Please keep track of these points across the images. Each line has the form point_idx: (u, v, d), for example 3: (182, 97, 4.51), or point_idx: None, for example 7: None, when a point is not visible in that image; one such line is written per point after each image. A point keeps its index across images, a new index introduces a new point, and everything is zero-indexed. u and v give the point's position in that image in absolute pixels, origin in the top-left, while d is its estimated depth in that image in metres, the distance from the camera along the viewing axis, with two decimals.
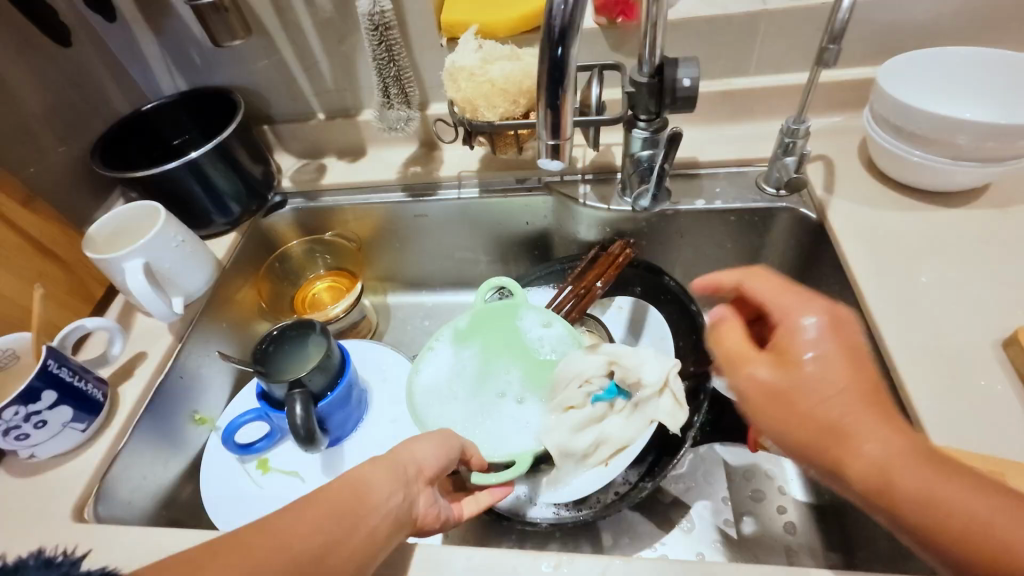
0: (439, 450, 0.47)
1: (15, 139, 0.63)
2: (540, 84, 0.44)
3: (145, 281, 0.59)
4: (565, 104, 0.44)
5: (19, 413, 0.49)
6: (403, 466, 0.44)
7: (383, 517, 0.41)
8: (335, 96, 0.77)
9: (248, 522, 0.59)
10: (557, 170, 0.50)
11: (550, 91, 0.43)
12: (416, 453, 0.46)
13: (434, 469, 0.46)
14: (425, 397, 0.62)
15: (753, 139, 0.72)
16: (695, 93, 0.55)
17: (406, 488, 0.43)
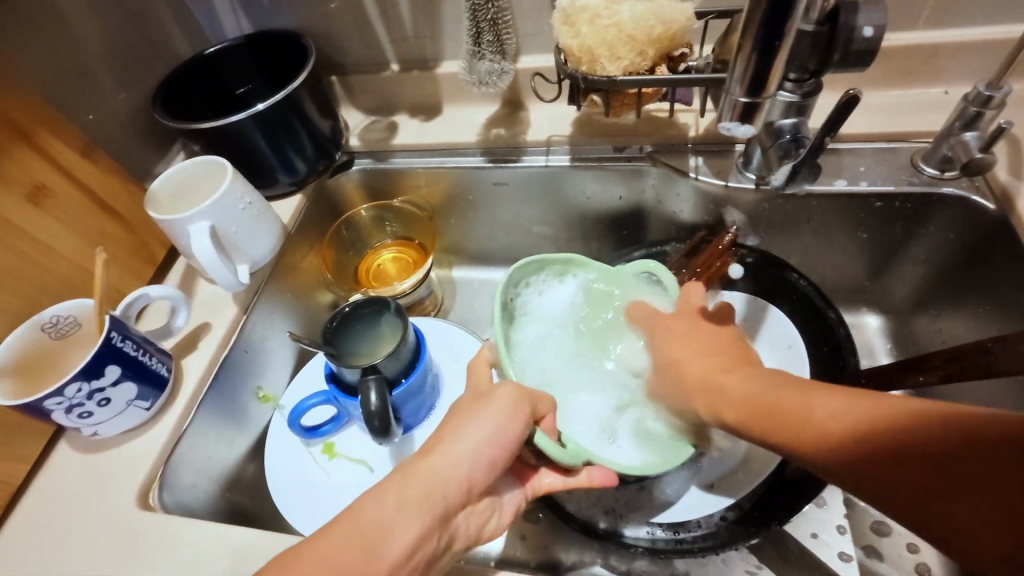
0: (486, 451, 0.37)
1: (74, 81, 0.57)
2: (747, 27, 0.40)
3: (210, 247, 0.53)
4: (782, 52, 0.41)
5: (82, 390, 0.44)
6: (439, 493, 0.34)
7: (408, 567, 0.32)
8: (412, 45, 0.68)
9: (312, 511, 0.54)
10: (741, 137, 0.48)
11: (764, 33, 0.40)
12: (456, 463, 0.36)
13: (484, 482, 0.37)
14: (533, 326, 0.54)
15: (909, 109, 0.60)
16: (876, 47, 0.43)
17: (445, 523, 0.34)
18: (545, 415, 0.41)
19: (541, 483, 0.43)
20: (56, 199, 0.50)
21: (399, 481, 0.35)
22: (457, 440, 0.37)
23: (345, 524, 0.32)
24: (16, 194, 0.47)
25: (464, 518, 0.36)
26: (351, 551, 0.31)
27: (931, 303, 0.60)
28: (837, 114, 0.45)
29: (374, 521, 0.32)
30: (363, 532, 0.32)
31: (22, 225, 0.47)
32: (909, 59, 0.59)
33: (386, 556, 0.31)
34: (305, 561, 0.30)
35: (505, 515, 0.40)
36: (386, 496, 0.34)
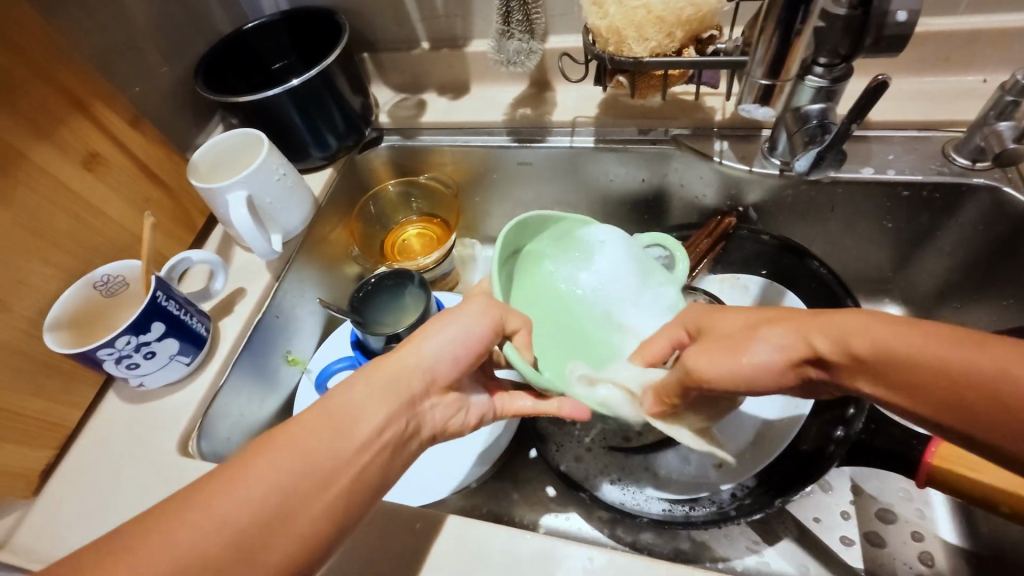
0: (456, 346, 0.40)
1: (124, 55, 0.60)
2: (772, 9, 0.40)
3: (247, 215, 0.56)
4: (802, 35, 0.41)
5: (131, 342, 0.48)
6: (405, 383, 0.37)
7: (376, 444, 0.35)
8: (442, 23, 0.70)
9: None
10: (761, 118, 0.48)
11: (786, 13, 0.40)
12: (426, 354, 0.39)
13: (450, 376, 0.40)
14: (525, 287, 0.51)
15: (944, 97, 0.59)
16: (908, 33, 0.43)
17: (412, 408, 0.37)
18: (519, 329, 0.43)
19: (512, 404, 0.45)
20: (108, 166, 0.53)
21: (370, 371, 0.38)
22: (426, 338, 0.40)
23: (318, 407, 0.35)
24: (72, 160, 0.50)
25: (431, 407, 0.39)
26: (322, 431, 0.33)
27: (955, 295, 0.60)
28: (866, 99, 0.45)
29: (344, 404, 0.35)
30: (333, 412, 0.35)
31: (77, 189, 0.51)
32: (946, 45, 0.58)
33: (355, 436, 0.34)
34: (283, 436, 0.33)
35: (473, 418, 0.42)
36: (354, 386, 0.36)
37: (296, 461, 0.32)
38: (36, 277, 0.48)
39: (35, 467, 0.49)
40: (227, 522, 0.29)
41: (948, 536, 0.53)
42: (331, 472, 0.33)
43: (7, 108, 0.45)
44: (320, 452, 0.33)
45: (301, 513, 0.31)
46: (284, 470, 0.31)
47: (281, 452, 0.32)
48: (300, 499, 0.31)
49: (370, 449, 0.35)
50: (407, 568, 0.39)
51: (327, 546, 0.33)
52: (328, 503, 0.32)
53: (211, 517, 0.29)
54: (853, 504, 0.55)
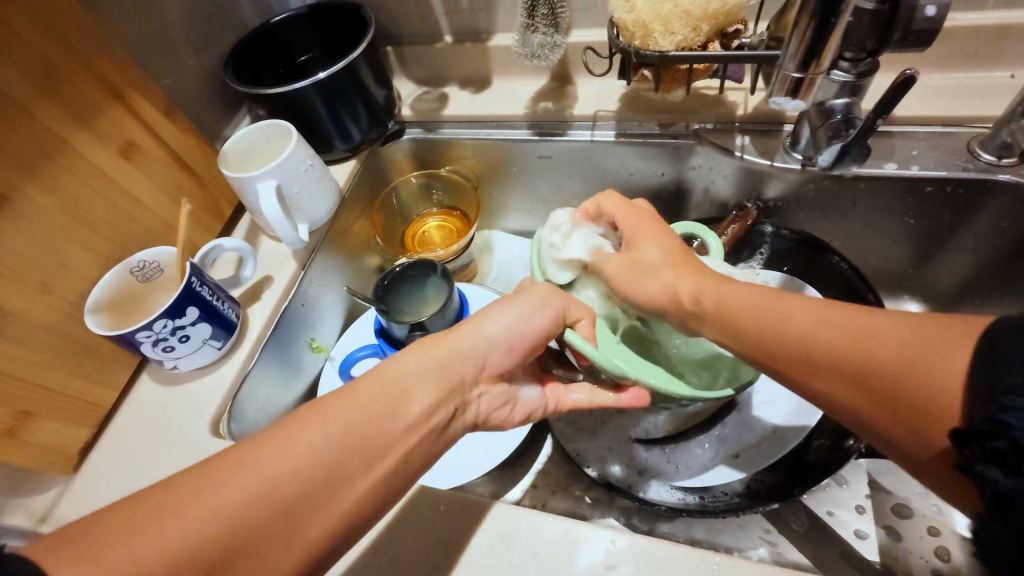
0: (515, 333, 0.41)
1: (157, 46, 0.61)
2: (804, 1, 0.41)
3: (277, 204, 0.57)
4: (837, 30, 0.41)
5: (167, 326, 0.50)
6: (457, 368, 0.39)
7: (419, 430, 0.37)
8: (465, 17, 0.70)
9: None
10: (792, 110, 0.48)
11: (821, 10, 0.40)
12: (483, 338, 0.40)
13: (499, 365, 0.41)
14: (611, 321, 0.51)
15: (970, 93, 0.59)
16: (938, 26, 0.43)
17: (460, 394, 0.39)
18: (581, 318, 0.44)
19: (566, 397, 0.46)
20: (144, 154, 0.55)
21: (421, 351, 0.39)
22: (486, 321, 0.41)
23: (371, 381, 0.36)
24: (111, 148, 0.52)
25: (478, 395, 0.41)
26: (374, 406, 0.35)
27: (976, 292, 0.60)
28: (892, 94, 0.45)
29: (397, 382, 0.37)
30: (387, 390, 0.36)
31: (116, 176, 0.52)
32: (973, 41, 0.57)
33: (405, 415, 0.36)
34: (335, 408, 0.34)
35: (522, 408, 0.44)
36: (407, 362, 0.38)
37: (352, 430, 0.34)
38: (76, 261, 0.50)
39: (74, 445, 0.51)
40: (276, 490, 0.31)
41: (965, 531, 0.54)
42: (381, 449, 0.34)
43: (52, 98, 0.47)
44: (372, 427, 0.35)
45: (348, 484, 0.33)
46: (336, 444, 0.33)
47: (332, 427, 0.33)
48: (348, 472, 0.33)
49: (419, 429, 0.37)
50: (433, 547, 0.40)
51: (364, 520, 0.34)
52: (374, 477, 0.34)
53: (250, 478, 0.30)
54: (869, 499, 0.55)
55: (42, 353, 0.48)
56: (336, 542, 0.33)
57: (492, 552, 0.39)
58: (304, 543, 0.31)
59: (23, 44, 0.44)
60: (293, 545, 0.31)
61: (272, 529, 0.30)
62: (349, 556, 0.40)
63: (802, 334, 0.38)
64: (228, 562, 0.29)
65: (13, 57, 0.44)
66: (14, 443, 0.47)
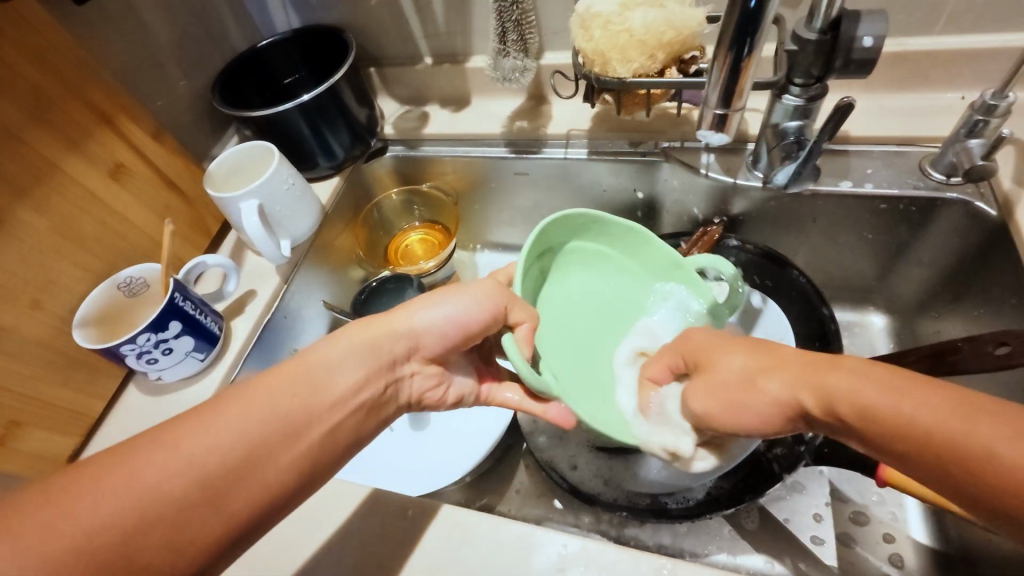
0: (449, 321, 0.44)
1: (146, 72, 0.64)
2: (724, 35, 0.42)
3: (258, 222, 0.59)
4: (750, 69, 0.44)
5: (150, 339, 0.52)
6: (386, 349, 0.42)
7: (345, 411, 0.39)
8: (444, 40, 0.73)
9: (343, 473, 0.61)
10: (718, 143, 0.51)
11: (735, 47, 0.42)
12: (416, 322, 0.44)
13: (431, 348, 0.44)
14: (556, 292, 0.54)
15: (923, 114, 0.61)
16: (875, 56, 0.46)
17: (390, 373, 0.42)
18: (522, 323, 0.46)
19: (497, 394, 0.50)
20: (132, 176, 0.58)
21: (356, 331, 0.42)
22: (424, 307, 0.44)
23: (299, 363, 0.39)
24: (100, 171, 0.55)
25: (408, 378, 0.44)
26: (301, 384, 0.38)
27: (933, 305, 0.62)
28: (834, 118, 0.47)
29: (323, 362, 0.39)
30: (311, 370, 0.39)
31: (105, 197, 0.55)
32: (926, 64, 0.60)
33: (330, 393, 0.38)
34: (259, 389, 0.36)
35: (455, 392, 0.48)
36: (336, 346, 0.41)
37: (275, 408, 0.36)
38: (66, 278, 0.52)
39: (62, 452, 0.54)
40: (192, 463, 0.32)
41: (921, 537, 0.55)
42: (305, 426, 0.37)
43: (42, 123, 0.49)
44: (298, 406, 0.37)
45: (270, 459, 0.35)
46: (255, 417, 0.35)
47: (255, 400, 0.36)
48: (271, 445, 0.35)
49: (343, 407, 0.39)
50: (397, 551, 0.42)
51: (289, 495, 0.36)
52: (297, 453, 0.36)
53: (165, 452, 0.32)
54: (828, 506, 0.58)
55: (32, 366, 0.50)
56: (256, 517, 0.34)
57: (453, 553, 0.41)
58: (232, 516, 0.33)
59: (15, 74, 0.47)
60: (208, 523, 0.32)
61: (188, 506, 0.32)
62: (321, 559, 0.42)
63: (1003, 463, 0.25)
64: (147, 531, 0.30)
65: (9, 89, 0.47)
66: (5, 451, 0.49)
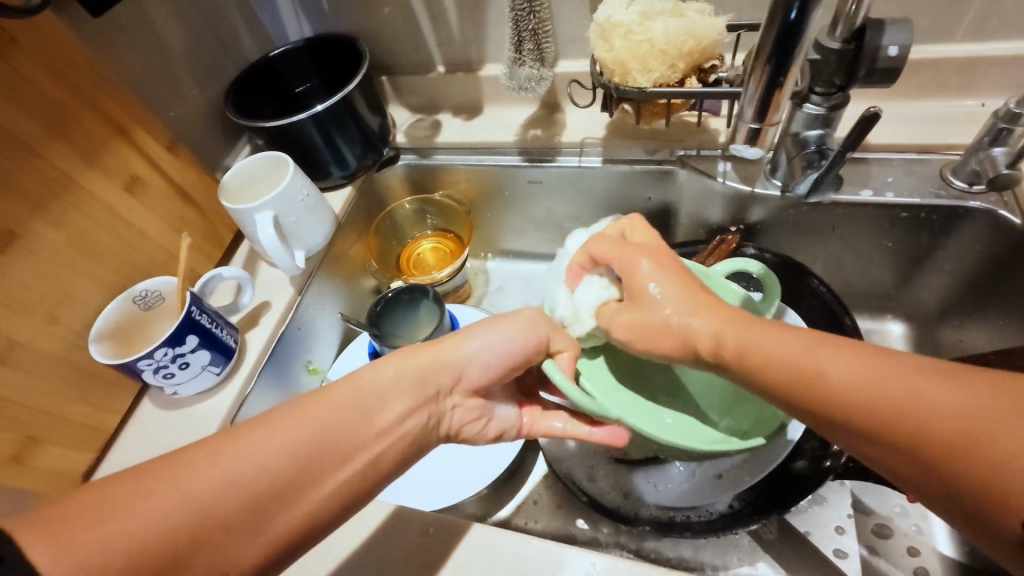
0: (502, 351, 0.44)
1: (160, 81, 0.64)
2: (761, 48, 0.42)
3: (274, 234, 0.59)
4: (785, 85, 0.43)
5: (167, 354, 0.52)
6: (434, 378, 0.42)
7: (389, 441, 0.39)
8: (457, 48, 0.73)
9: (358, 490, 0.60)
10: (751, 157, 0.52)
11: (774, 60, 0.42)
12: (467, 351, 0.43)
13: (476, 380, 0.44)
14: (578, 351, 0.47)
15: (943, 121, 0.61)
16: (900, 65, 0.45)
17: (434, 403, 0.42)
18: (562, 351, 0.44)
19: (542, 423, 0.48)
20: (146, 188, 0.57)
21: (404, 357, 0.42)
22: (474, 336, 0.44)
23: (349, 385, 0.39)
24: (115, 183, 0.54)
25: (453, 410, 0.43)
26: (347, 409, 0.37)
27: (954, 314, 0.62)
28: (859, 128, 0.46)
29: (372, 388, 0.39)
30: (358, 395, 0.38)
31: (120, 210, 0.55)
32: (946, 72, 0.60)
33: (377, 422, 0.38)
34: (308, 413, 0.36)
35: (497, 425, 0.46)
36: (386, 372, 0.40)
37: (321, 433, 0.35)
38: (81, 292, 0.52)
39: (77, 468, 0.53)
40: (241, 484, 0.32)
41: (946, 551, 0.55)
42: (350, 452, 0.36)
43: (60, 137, 0.49)
44: (345, 432, 0.36)
45: (314, 486, 0.34)
46: (303, 443, 0.35)
47: (302, 424, 0.35)
48: (317, 471, 0.35)
49: (386, 437, 0.38)
50: (420, 570, 0.41)
51: (324, 527, 0.35)
52: (340, 481, 0.35)
53: (216, 470, 0.32)
54: (850, 518, 0.56)
55: (48, 381, 0.50)
56: (299, 539, 0.34)
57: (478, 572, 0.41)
58: (262, 540, 0.32)
59: (33, 87, 0.47)
60: (254, 545, 0.32)
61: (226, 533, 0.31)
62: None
63: (842, 385, 0.32)
64: (193, 553, 0.30)
65: (27, 103, 0.46)
66: (21, 468, 0.48)
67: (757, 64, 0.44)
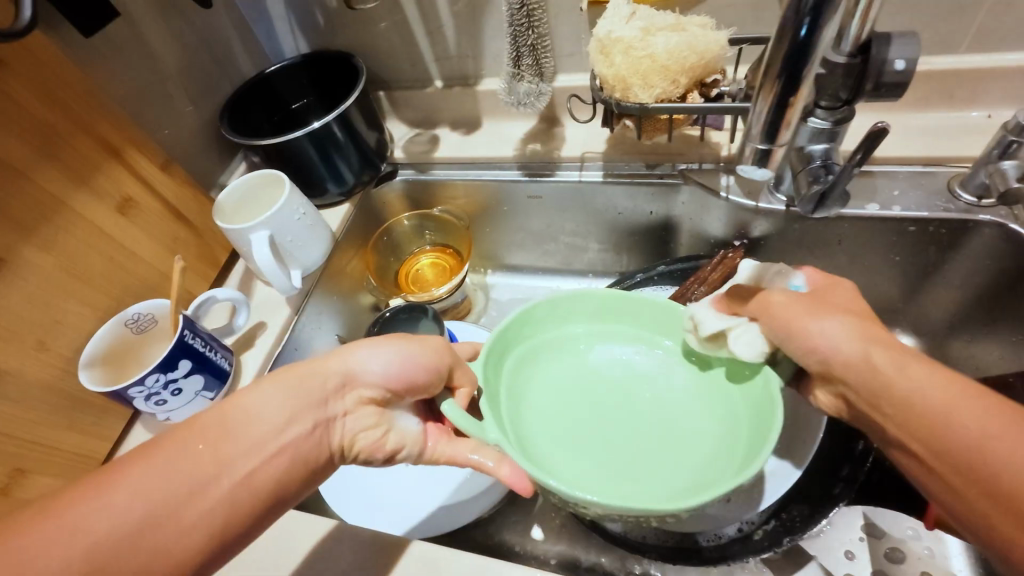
0: (394, 364, 0.41)
1: (153, 100, 0.63)
2: (770, 63, 0.40)
3: (269, 254, 0.58)
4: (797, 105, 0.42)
5: (159, 380, 0.50)
6: (318, 390, 0.39)
7: (266, 461, 0.36)
8: (455, 63, 0.72)
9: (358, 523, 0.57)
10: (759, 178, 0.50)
11: (786, 74, 0.40)
12: (352, 363, 0.41)
13: (367, 389, 0.41)
14: (553, 388, 0.48)
15: (949, 133, 0.60)
16: (908, 79, 0.44)
17: (323, 416, 0.39)
18: (462, 387, 0.44)
19: (447, 449, 0.43)
20: (139, 210, 0.56)
21: (289, 371, 0.40)
22: (366, 349, 0.41)
23: (224, 409, 0.37)
24: (107, 206, 0.53)
25: (346, 421, 0.40)
26: (213, 435, 0.36)
27: (965, 329, 0.59)
28: (866, 143, 0.45)
29: (246, 409, 0.37)
30: (229, 416, 0.37)
31: (112, 232, 0.54)
32: (950, 83, 0.59)
33: (250, 443, 0.36)
34: (173, 442, 0.35)
35: (396, 439, 0.42)
36: (267, 390, 0.38)
37: (184, 463, 0.34)
38: (72, 317, 0.51)
39: None
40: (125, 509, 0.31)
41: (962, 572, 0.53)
42: (215, 478, 0.34)
43: (50, 161, 0.48)
44: (212, 459, 0.35)
45: (175, 520, 0.33)
46: (165, 477, 0.33)
47: (167, 454, 0.34)
48: (178, 503, 0.33)
49: (263, 458, 0.36)
50: None
51: (207, 555, 0.34)
52: (208, 510, 0.34)
53: None
54: (861, 541, 0.54)
55: (36, 411, 0.48)
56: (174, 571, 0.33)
57: None
58: None
59: (22, 111, 0.46)
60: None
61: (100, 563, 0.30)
62: None
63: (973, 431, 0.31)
64: None
65: (14, 124, 0.45)
66: (8, 501, 0.47)
67: (766, 80, 0.42)
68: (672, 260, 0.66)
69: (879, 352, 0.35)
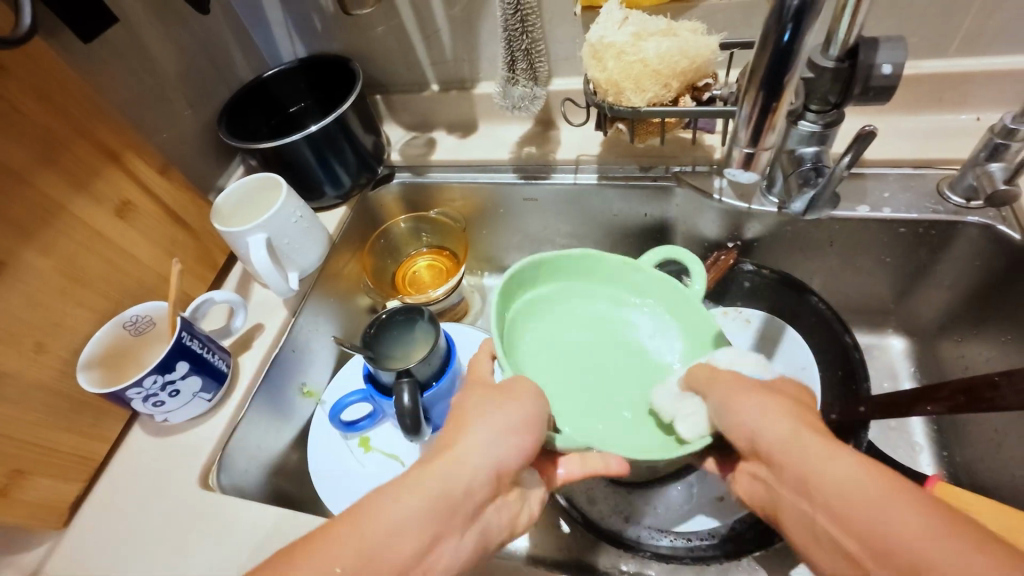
0: (525, 442, 0.38)
1: (152, 104, 0.64)
2: (755, 70, 0.41)
3: (267, 256, 0.58)
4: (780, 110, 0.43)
5: (157, 381, 0.51)
6: (460, 490, 0.35)
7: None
8: (451, 67, 0.73)
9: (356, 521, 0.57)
10: (745, 181, 0.51)
11: (770, 80, 0.41)
12: (488, 450, 0.37)
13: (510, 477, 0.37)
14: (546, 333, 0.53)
15: (938, 135, 0.61)
16: (895, 82, 0.44)
17: (466, 517, 0.35)
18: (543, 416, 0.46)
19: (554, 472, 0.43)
20: (138, 213, 0.57)
21: (425, 467, 0.35)
22: (491, 427, 0.38)
23: (357, 519, 0.32)
24: (106, 209, 0.54)
25: (489, 514, 0.36)
26: (356, 552, 0.31)
27: (954, 329, 0.60)
28: (855, 145, 0.46)
29: (386, 519, 0.32)
30: (369, 525, 0.32)
31: (111, 235, 0.54)
32: (939, 86, 0.60)
33: (400, 557, 0.32)
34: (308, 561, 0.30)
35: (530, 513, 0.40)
36: (405, 494, 0.34)
37: None
38: (71, 319, 0.51)
39: (66, 499, 0.52)
40: None
41: None
42: None
43: (50, 166, 0.49)
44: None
45: None
46: None
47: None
48: None
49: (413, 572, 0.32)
50: None
51: None
52: None
53: None
54: None
55: (35, 413, 0.49)
56: None
57: None
58: None
59: (23, 118, 0.46)
60: None
61: None
62: None
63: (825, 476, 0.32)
64: None
65: (15, 130, 0.46)
66: (8, 502, 0.47)
67: (750, 87, 0.43)
68: (666, 261, 0.66)
69: (816, 441, 0.33)
